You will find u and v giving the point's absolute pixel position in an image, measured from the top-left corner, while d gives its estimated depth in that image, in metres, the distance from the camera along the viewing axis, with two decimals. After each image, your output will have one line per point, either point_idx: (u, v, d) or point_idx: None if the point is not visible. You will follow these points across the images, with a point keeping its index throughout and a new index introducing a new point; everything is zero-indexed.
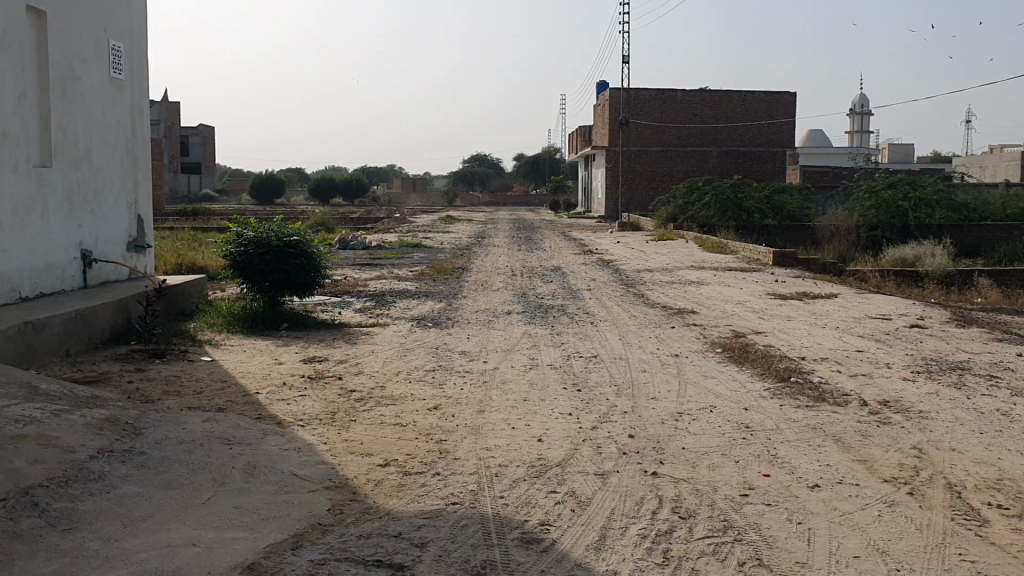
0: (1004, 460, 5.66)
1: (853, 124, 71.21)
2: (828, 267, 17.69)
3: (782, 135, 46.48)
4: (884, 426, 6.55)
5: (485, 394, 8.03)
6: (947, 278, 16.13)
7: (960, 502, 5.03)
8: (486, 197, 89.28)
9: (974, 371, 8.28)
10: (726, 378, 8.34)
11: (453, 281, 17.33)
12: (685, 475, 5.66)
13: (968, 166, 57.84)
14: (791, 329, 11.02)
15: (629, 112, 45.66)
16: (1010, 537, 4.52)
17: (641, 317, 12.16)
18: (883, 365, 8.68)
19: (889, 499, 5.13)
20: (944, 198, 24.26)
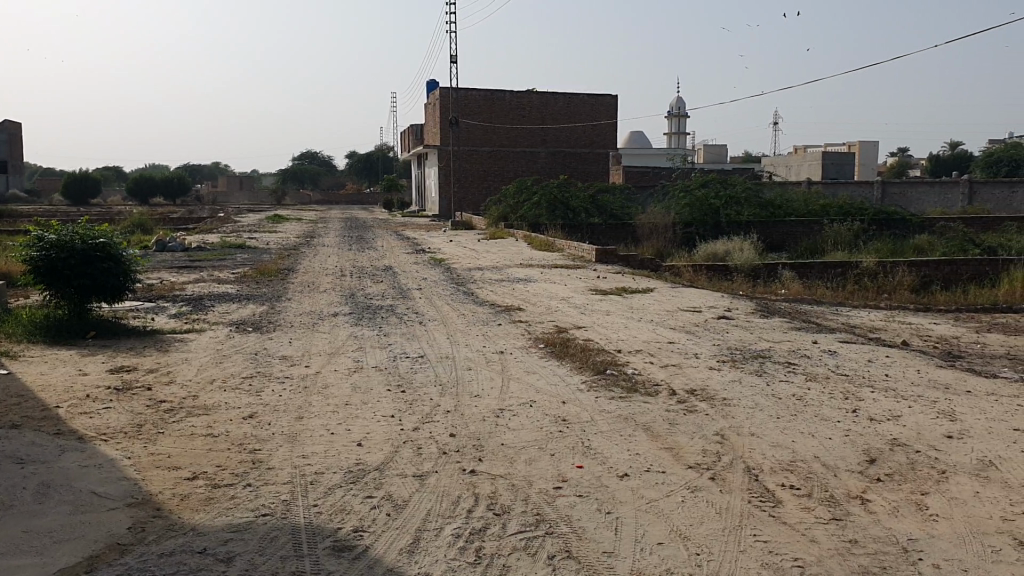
0: (798, 443, 6.02)
1: (671, 125, 74.35)
2: (646, 263, 18.38)
3: (606, 136, 47.97)
4: (692, 414, 6.84)
5: (305, 399, 7.84)
6: (755, 271, 17.03)
7: (757, 484, 5.31)
8: (316, 196, 87.60)
9: (773, 359, 8.77)
10: (547, 373, 8.50)
11: (278, 282, 16.91)
12: (502, 472, 5.70)
13: (774, 165, 61.54)
14: (610, 323, 11.34)
15: (459, 112, 45.73)
16: (799, 515, 4.81)
17: (467, 315, 12.25)
18: (692, 355, 9.08)
19: (693, 485, 5.35)
20: (752, 197, 25.78)
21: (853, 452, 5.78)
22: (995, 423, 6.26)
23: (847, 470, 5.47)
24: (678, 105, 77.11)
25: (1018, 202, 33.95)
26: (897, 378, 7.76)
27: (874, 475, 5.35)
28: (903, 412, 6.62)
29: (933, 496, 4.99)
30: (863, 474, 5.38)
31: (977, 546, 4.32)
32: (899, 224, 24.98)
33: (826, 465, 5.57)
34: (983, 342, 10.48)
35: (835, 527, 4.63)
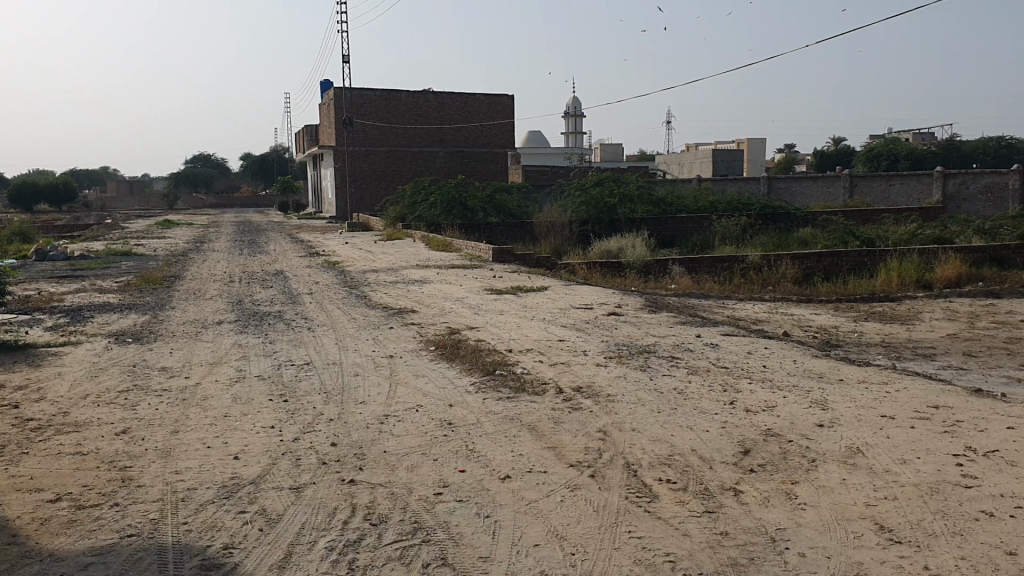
0: (677, 436, 6.10)
1: (568, 125, 75.03)
2: (541, 262, 18.48)
3: (503, 136, 48.28)
4: (576, 412, 6.86)
5: (182, 412, 7.57)
6: (647, 267, 17.29)
7: (636, 480, 5.36)
8: (210, 199, 85.32)
9: (658, 354, 8.90)
10: (436, 375, 8.41)
11: (163, 290, 16.35)
12: (382, 480, 5.60)
13: (668, 162, 62.86)
14: (502, 323, 11.33)
15: (354, 113, 44.91)
16: (674, 510, 4.86)
17: (358, 319, 12.06)
18: (580, 353, 9.13)
19: (572, 483, 5.36)
20: (645, 193, 26.28)
21: (729, 443, 5.89)
22: (864, 410, 6.47)
23: (722, 462, 5.56)
24: (574, 104, 77.98)
25: (896, 194, 34.89)
26: (774, 369, 7.97)
27: (748, 466, 5.46)
28: (779, 402, 6.79)
29: (802, 484, 5.11)
30: (737, 466, 5.48)
31: (840, 533, 4.44)
32: (784, 218, 25.86)
33: (702, 458, 5.66)
34: (859, 331, 10.87)
35: (708, 520, 4.70)
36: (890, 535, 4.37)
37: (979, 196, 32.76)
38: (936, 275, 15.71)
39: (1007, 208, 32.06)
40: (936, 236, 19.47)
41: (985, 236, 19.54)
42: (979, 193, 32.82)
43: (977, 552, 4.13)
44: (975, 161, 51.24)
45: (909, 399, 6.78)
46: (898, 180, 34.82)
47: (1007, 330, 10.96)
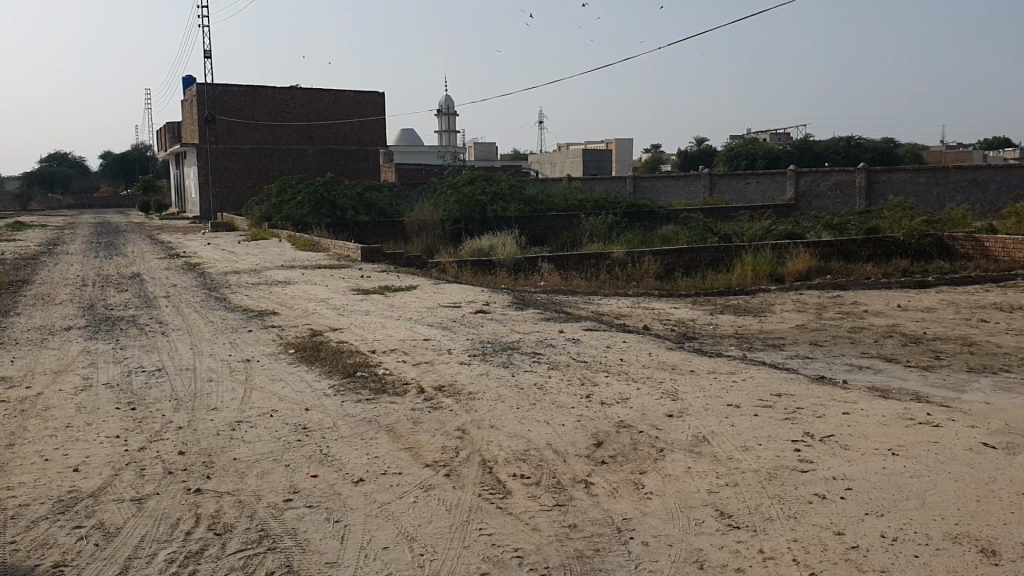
0: (534, 432, 6.14)
1: (440, 124, 74.85)
2: (410, 260, 18.35)
3: (373, 133, 48.01)
4: (435, 411, 6.83)
5: (20, 424, 7.15)
6: (516, 264, 17.39)
7: (489, 477, 5.37)
8: (66, 199, 81.21)
9: (521, 350, 8.96)
10: (293, 379, 8.22)
11: (7, 295, 15.41)
12: (230, 488, 5.43)
13: (540, 161, 63.60)
14: (367, 323, 11.17)
15: (218, 109, 43.53)
16: (526, 505, 4.89)
17: (217, 322, 11.68)
18: (444, 351, 9.10)
19: (426, 484, 5.32)
20: (516, 191, 26.44)
21: (583, 436, 5.98)
22: (712, 400, 6.69)
23: (575, 455, 5.64)
24: (446, 102, 77.81)
25: (752, 191, 36.35)
26: (631, 362, 8.15)
27: (600, 458, 5.55)
28: (632, 395, 6.94)
29: (650, 474, 5.23)
30: (590, 458, 5.57)
31: (683, 521, 4.56)
32: (647, 215, 26.57)
33: (557, 451, 5.72)
34: (715, 323, 11.25)
35: (557, 513, 4.75)
36: (730, 521, 4.51)
37: (828, 194, 34.39)
38: (787, 269, 16.42)
39: (853, 204, 33.73)
40: (789, 232, 20.34)
41: (834, 232, 20.53)
42: (828, 190, 34.42)
43: (808, 533, 4.31)
44: (827, 159, 53.77)
45: (755, 388, 7.04)
46: (755, 179, 36.32)
47: (850, 320, 11.53)
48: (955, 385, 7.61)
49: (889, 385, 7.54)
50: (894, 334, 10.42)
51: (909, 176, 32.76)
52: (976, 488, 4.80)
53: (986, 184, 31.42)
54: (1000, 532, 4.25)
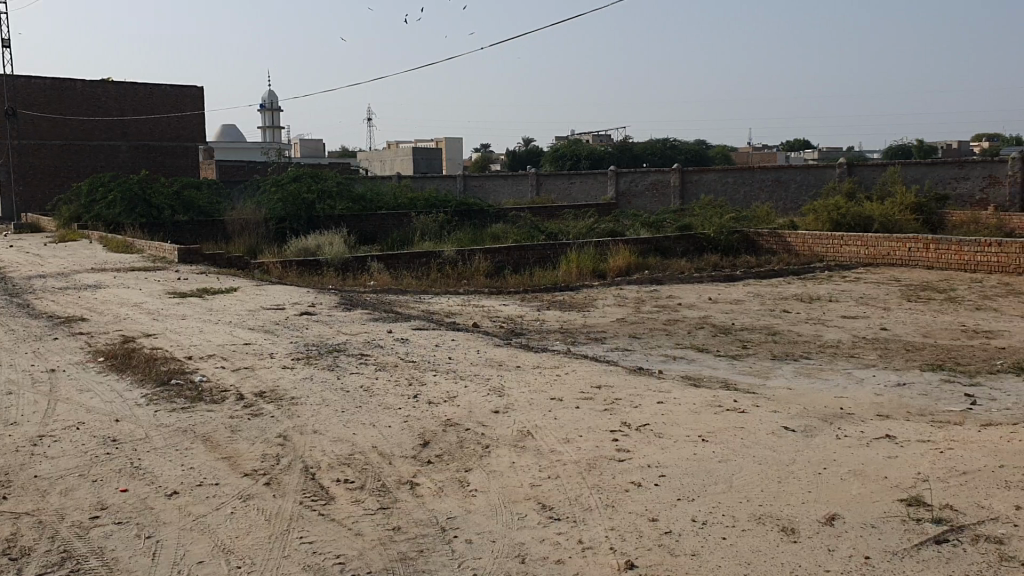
0: (358, 435, 6.05)
1: (264, 120, 72.65)
2: (233, 262, 17.71)
3: (192, 128, 46.27)
4: (256, 418, 6.62)
5: None
6: (343, 264, 17.10)
7: (311, 483, 5.25)
8: None
9: (347, 352, 8.82)
10: (103, 389, 7.74)
11: None
12: (28, 509, 5.05)
13: (369, 160, 63.04)
14: (183, 328, 10.69)
15: (19, 102, 40.54)
16: (348, 510, 4.81)
17: (18, 331, 10.85)
18: (266, 355, 8.83)
19: (245, 494, 5.14)
20: (344, 189, 26.00)
21: (409, 437, 5.94)
22: (536, 394, 6.81)
23: (401, 456, 5.60)
24: (270, 98, 75.64)
25: (576, 191, 37.33)
26: (458, 360, 8.17)
27: (426, 458, 5.53)
28: (459, 393, 6.96)
29: (475, 471, 5.26)
30: (415, 458, 5.54)
31: (505, 516, 4.60)
32: (478, 214, 26.82)
33: (382, 454, 5.66)
34: (541, 319, 11.46)
35: (381, 516, 4.70)
36: (551, 513, 4.60)
37: (646, 193, 35.76)
38: (609, 265, 16.95)
39: (669, 203, 35.23)
40: (611, 230, 21.01)
41: (652, 229, 21.37)
42: (646, 189, 35.79)
43: (625, 522, 4.45)
44: (645, 160, 55.83)
45: (577, 381, 7.23)
46: (578, 179, 37.32)
47: (666, 313, 12.03)
48: (761, 372, 8.08)
49: (701, 374, 7.91)
50: (706, 325, 10.94)
51: (718, 176, 34.47)
52: (778, 469, 5.10)
53: (788, 183, 32.99)
54: (799, 510, 4.54)
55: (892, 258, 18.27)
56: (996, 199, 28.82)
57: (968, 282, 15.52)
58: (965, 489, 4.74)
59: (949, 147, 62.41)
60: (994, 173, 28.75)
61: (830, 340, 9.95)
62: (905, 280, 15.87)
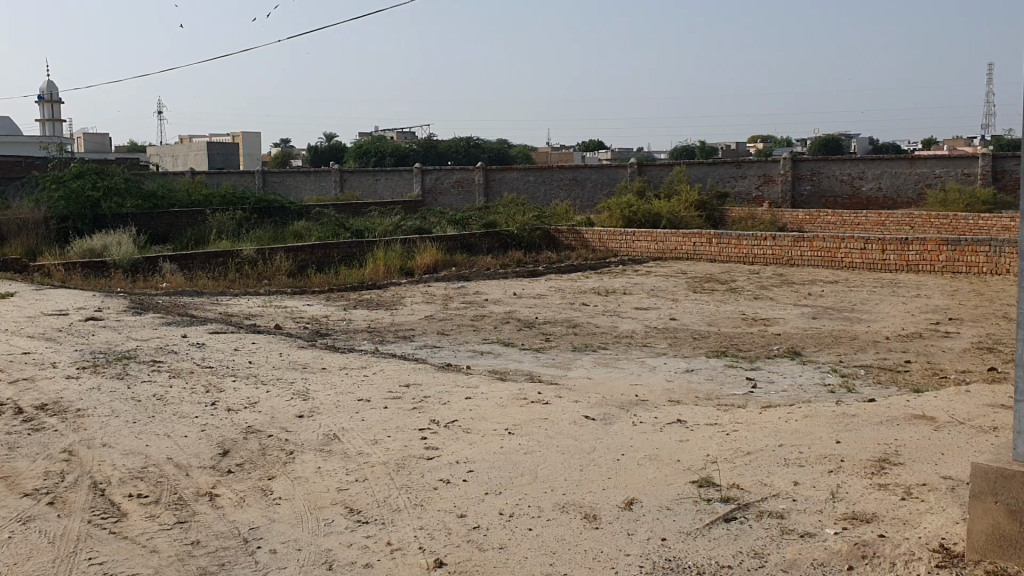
0: (152, 447, 5.73)
1: (42, 111, 67.51)
2: (8, 265, 16.31)
3: None
4: (37, 433, 6.12)
5: None
6: (135, 266, 16.13)
7: (101, 500, 4.91)
8: None
9: (139, 359, 8.32)
10: None
11: None
12: None
13: (162, 156, 60.03)
14: None
15: None
16: (143, 526, 4.54)
17: None
18: (48, 365, 8.19)
19: (25, 516, 4.74)
20: (132, 186, 24.56)
21: (207, 447, 5.68)
22: (342, 396, 6.69)
23: (199, 467, 5.34)
24: (49, 89, 70.38)
25: (381, 188, 37.12)
26: (259, 364, 7.91)
27: (226, 467, 5.31)
28: (260, 398, 6.73)
29: (279, 479, 5.09)
30: (215, 469, 5.30)
31: (311, 522, 4.49)
32: (278, 211, 26.08)
33: (178, 465, 5.38)
34: (347, 319, 11.29)
35: (179, 531, 4.47)
36: (359, 516, 4.53)
37: (451, 190, 36.01)
38: (415, 263, 16.93)
39: (473, 201, 35.64)
40: (416, 228, 20.98)
41: (457, 227, 21.54)
42: (451, 187, 36.04)
43: (433, 520, 4.44)
44: (449, 158, 56.19)
45: (384, 380, 7.17)
46: (384, 176, 37.12)
47: (472, 309, 12.14)
48: (563, 364, 8.32)
49: (506, 368, 8.05)
50: (511, 319, 11.13)
51: (520, 175, 35.18)
52: (580, 458, 5.26)
53: (585, 182, 34.17)
54: (600, 497, 4.69)
55: (680, 252, 19.27)
56: (770, 196, 31.01)
57: (749, 274, 16.63)
58: (750, 468, 5.06)
59: (729, 148, 66.70)
60: (768, 172, 30.91)
61: (626, 330, 10.38)
62: (692, 273, 16.80)
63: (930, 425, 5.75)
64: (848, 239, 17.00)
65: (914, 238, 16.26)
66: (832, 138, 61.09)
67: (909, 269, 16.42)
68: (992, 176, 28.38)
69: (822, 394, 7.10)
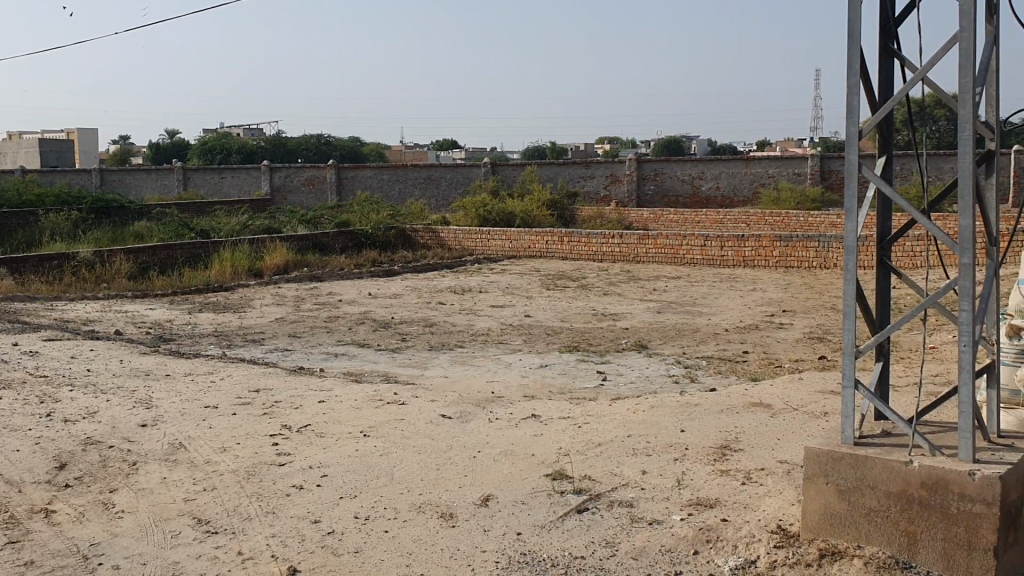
0: None
1: None
2: None
3: None
4: None
5: None
6: None
7: None
8: None
9: None
10: None
11: None
12: None
13: None
14: None
15: None
16: None
17: None
18: None
19: None
20: None
21: (42, 461, 5.36)
22: (189, 403, 6.45)
23: (32, 483, 5.03)
24: None
25: (228, 187, 36.02)
26: (99, 372, 7.52)
27: (63, 481, 5.02)
28: (100, 408, 6.41)
29: (121, 491, 4.86)
30: (50, 484, 5.01)
31: (157, 535, 4.31)
32: (117, 211, 24.89)
33: (9, 482, 5.05)
34: (193, 323, 10.89)
35: (11, 551, 4.19)
36: (207, 527, 4.38)
37: (301, 189, 35.30)
38: (265, 264, 16.51)
39: (325, 199, 35.05)
40: (266, 228, 20.45)
41: (308, 226, 21.13)
42: (301, 186, 35.33)
43: (286, 527, 4.34)
44: (300, 156, 55.03)
45: (233, 386, 6.94)
46: (229, 174, 36.06)
47: (325, 310, 11.94)
48: (419, 363, 8.30)
49: (361, 369, 7.97)
50: (365, 320, 11.00)
51: (373, 173, 34.82)
52: (435, 457, 5.26)
53: (439, 181, 34.17)
54: (457, 495, 4.70)
55: (532, 250, 19.53)
56: (617, 196, 31.89)
57: (598, 270, 17.04)
58: (601, 459, 5.18)
59: (580, 147, 68.14)
60: (614, 172, 31.75)
61: (481, 328, 10.45)
62: (545, 270, 17.07)
63: (766, 412, 6.06)
64: (690, 237, 17.69)
65: (749, 234, 17.05)
66: (676, 139, 63.20)
67: (746, 264, 17.21)
68: (821, 176, 29.89)
69: (668, 385, 7.36)
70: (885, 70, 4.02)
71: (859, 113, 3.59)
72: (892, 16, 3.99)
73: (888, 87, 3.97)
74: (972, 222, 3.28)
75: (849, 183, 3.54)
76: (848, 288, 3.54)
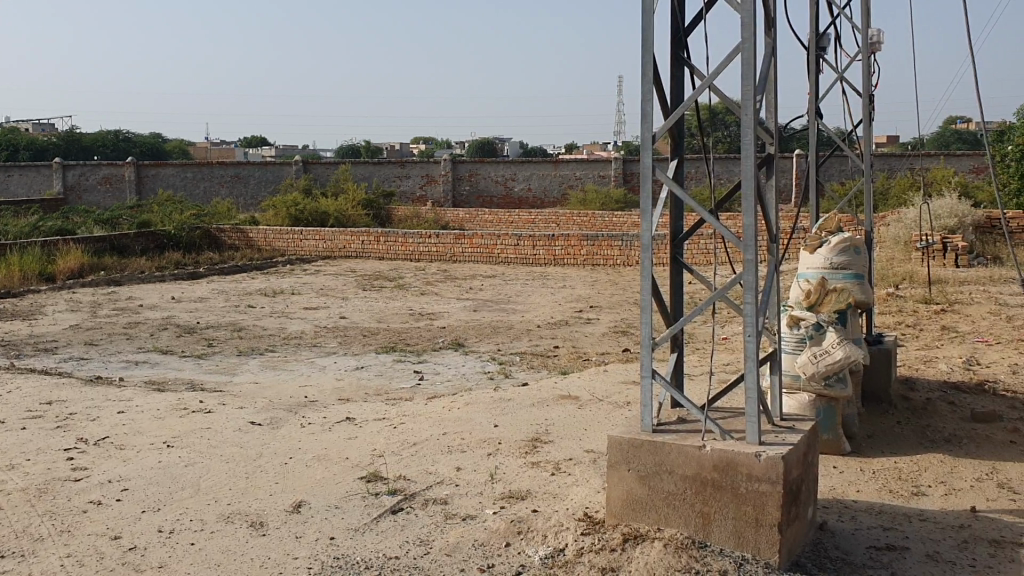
0: None
1: None
2: None
3: None
4: None
5: None
6: None
7: None
8: None
9: None
10: None
11: None
12: None
13: None
14: None
15: None
16: None
17: None
18: None
19: None
20: None
21: None
22: None
23: None
24: None
25: (15, 185, 33.58)
26: None
27: None
28: None
29: None
30: None
31: None
32: None
33: None
34: None
35: None
36: None
37: (98, 187, 33.37)
38: (59, 267, 15.53)
39: (124, 198, 33.24)
40: (60, 229, 19.19)
41: (105, 227, 20.08)
42: (98, 184, 33.40)
43: (82, 545, 4.11)
44: (96, 153, 51.84)
45: (22, 399, 6.48)
46: (17, 172, 33.62)
47: (124, 316, 11.35)
48: (228, 369, 8.05)
49: (165, 377, 7.64)
50: (170, 326, 10.53)
51: (176, 171, 33.35)
52: (244, 465, 5.11)
53: (247, 179, 33.17)
54: (268, 503, 4.59)
55: (348, 251, 19.30)
56: (432, 196, 32.03)
57: (414, 270, 17.05)
58: (415, 458, 5.20)
59: (394, 148, 67.95)
60: (429, 172, 31.84)
61: (293, 331, 10.25)
62: (360, 271, 16.90)
63: (575, 403, 6.27)
64: (503, 237, 18.01)
65: (559, 234, 17.53)
66: (486, 142, 64.07)
67: (556, 262, 17.69)
68: (624, 177, 31.11)
69: (480, 382, 7.47)
70: (676, 78, 4.24)
71: (652, 118, 3.77)
72: (682, 27, 4.21)
73: (678, 93, 4.19)
74: (755, 220, 3.52)
75: (644, 183, 3.72)
76: (644, 284, 3.72)
